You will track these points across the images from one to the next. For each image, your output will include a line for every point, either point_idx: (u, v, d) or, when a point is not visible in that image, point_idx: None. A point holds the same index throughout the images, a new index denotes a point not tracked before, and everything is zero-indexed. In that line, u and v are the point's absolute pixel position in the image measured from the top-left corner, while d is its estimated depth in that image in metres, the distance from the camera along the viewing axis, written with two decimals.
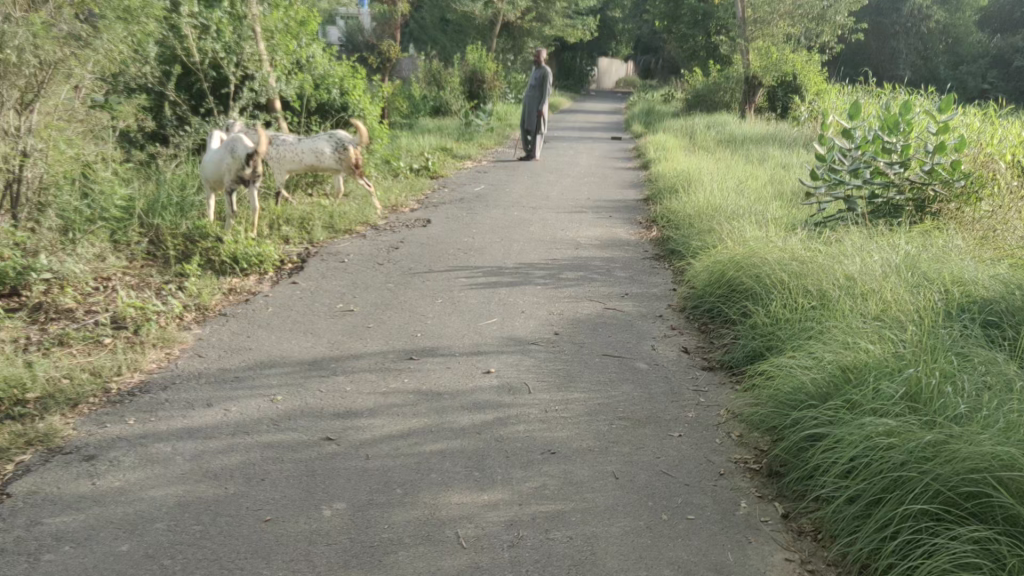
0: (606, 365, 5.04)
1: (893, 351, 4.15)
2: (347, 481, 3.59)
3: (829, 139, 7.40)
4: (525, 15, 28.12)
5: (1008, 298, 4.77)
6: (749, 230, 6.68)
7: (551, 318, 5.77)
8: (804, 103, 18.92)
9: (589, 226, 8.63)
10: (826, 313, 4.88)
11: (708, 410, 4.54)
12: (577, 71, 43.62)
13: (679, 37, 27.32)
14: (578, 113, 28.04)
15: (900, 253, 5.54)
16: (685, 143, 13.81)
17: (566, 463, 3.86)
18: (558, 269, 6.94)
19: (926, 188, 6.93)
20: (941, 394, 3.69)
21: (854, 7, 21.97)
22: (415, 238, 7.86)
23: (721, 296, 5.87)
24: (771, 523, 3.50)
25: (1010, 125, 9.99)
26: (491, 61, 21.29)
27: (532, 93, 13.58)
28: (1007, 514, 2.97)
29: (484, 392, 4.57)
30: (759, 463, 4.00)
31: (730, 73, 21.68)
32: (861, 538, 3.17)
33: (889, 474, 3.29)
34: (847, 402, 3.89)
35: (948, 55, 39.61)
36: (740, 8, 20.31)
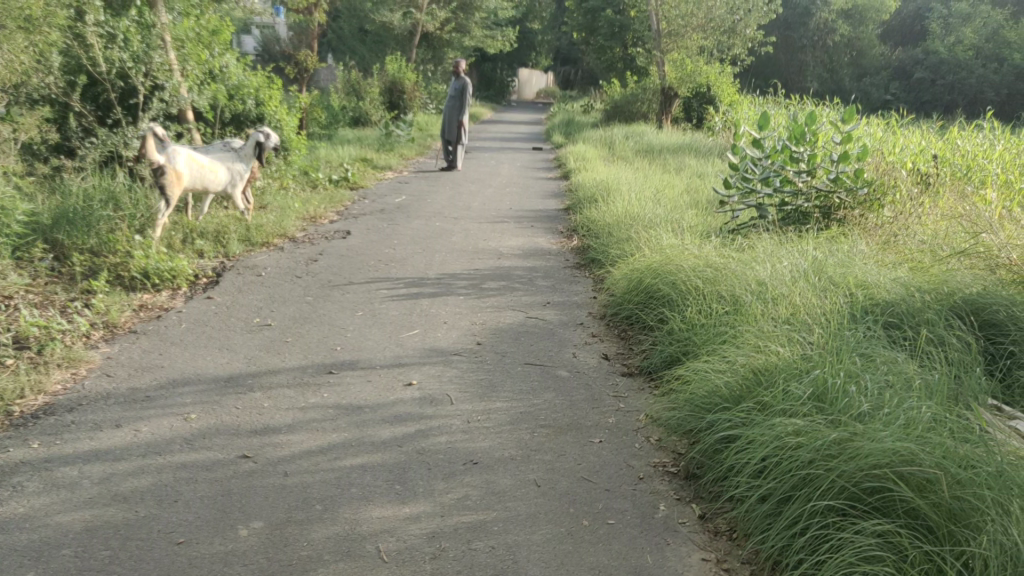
0: (528, 373, 5.08)
1: (800, 353, 4.31)
2: (264, 499, 3.54)
3: (740, 148, 7.60)
4: (444, 26, 28.12)
5: (907, 300, 4.99)
6: (665, 237, 6.84)
7: (473, 329, 5.79)
8: (718, 113, 19.42)
9: (511, 236, 8.68)
10: (738, 318, 5.04)
11: (627, 415, 4.62)
12: (498, 82, 43.86)
13: (598, 49, 27.76)
14: (500, 124, 28.20)
15: (808, 258, 5.75)
16: (604, 153, 14.05)
17: (488, 473, 3.88)
18: (480, 280, 6.97)
19: (832, 196, 7.23)
20: (846, 394, 3.84)
21: (763, 20, 22.47)
22: (334, 251, 7.79)
23: (639, 303, 5.99)
24: (688, 524, 3.59)
25: (910, 134, 10.51)
26: (411, 72, 21.23)
27: (452, 103, 13.60)
28: (908, 507, 3.09)
29: (406, 404, 4.56)
30: (677, 466, 4.09)
31: (647, 84, 22.11)
32: (773, 535, 3.28)
33: (798, 472, 3.42)
34: (758, 404, 4.03)
35: (853, 68, 41.23)
36: (655, 21, 20.74)
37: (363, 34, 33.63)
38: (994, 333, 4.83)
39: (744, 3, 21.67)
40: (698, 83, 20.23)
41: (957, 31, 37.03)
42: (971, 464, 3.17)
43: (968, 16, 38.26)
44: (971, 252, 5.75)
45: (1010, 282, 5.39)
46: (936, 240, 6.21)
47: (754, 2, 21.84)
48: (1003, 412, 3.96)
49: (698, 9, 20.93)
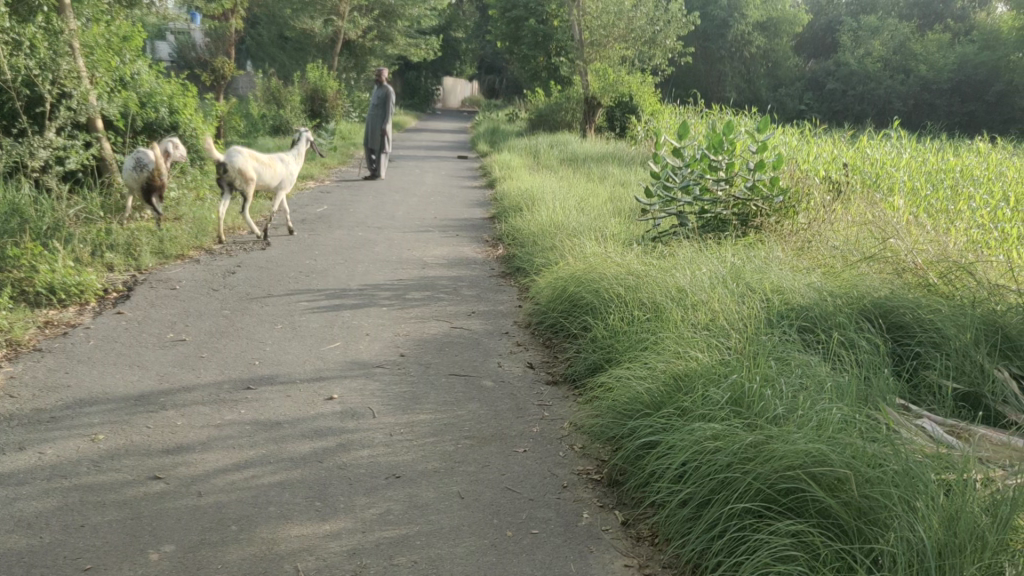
0: (452, 384, 5.05)
1: (718, 358, 4.40)
2: (177, 521, 3.43)
3: (661, 157, 7.72)
4: (367, 34, 27.91)
5: (820, 305, 5.15)
6: (588, 245, 6.92)
7: (396, 340, 5.74)
8: (640, 122, 19.76)
9: (435, 245, 8.65)
10: (659, 324, 5.11)
11: (552, 423, 4.64)
12: (422, 91, 43.76)
13: (522, 58, 27.94)
14: (425, 132, 28.13)
15: (726, 265, 5.90)
16: (529, 162, 14.13)
17: (411, 487, 3.84)
18: (404, 290, 6.92)
19: (749, 204, 7.43)
20: (761, 397, 3.93)
21: (681, 31, 22.74)
22: (253, 262, 7.63)
23: (563, 311, 6.03)
24: (611, 531, 3.61)
25: (824, 143, 10.87)
26: (332, 80, 21.00)
27: (375, 112, 13.47)
28: (819, 507, 3.18)
29: (327, 418, 4.49)
30: (600, 473, 4.12)
31: (570, 93, 22.32)
32: (693, 539, 3.33)
33: (716, 475, 3.48)
34: (678, 409, 4.10)
35: (769, 78, 42.38)
36: (578, 31, 20.97)
37: (283, 40, 33.03)
38: (901, 334, 5.00)
39: (663, 14, 22.17)
40: (620, 92, 20.50)
41: (866, 43, 38.59)
42: (879, 462, 3.27)
43: (876, 29, 39.86)
44: (879, 257, 5.97)
45: (915, 286, 5.62)
46: (847, 245, 6.40)
47: (673, 13, 22.35)
48: (910, 411, 4.10)
49: (619, 20, 21.20)
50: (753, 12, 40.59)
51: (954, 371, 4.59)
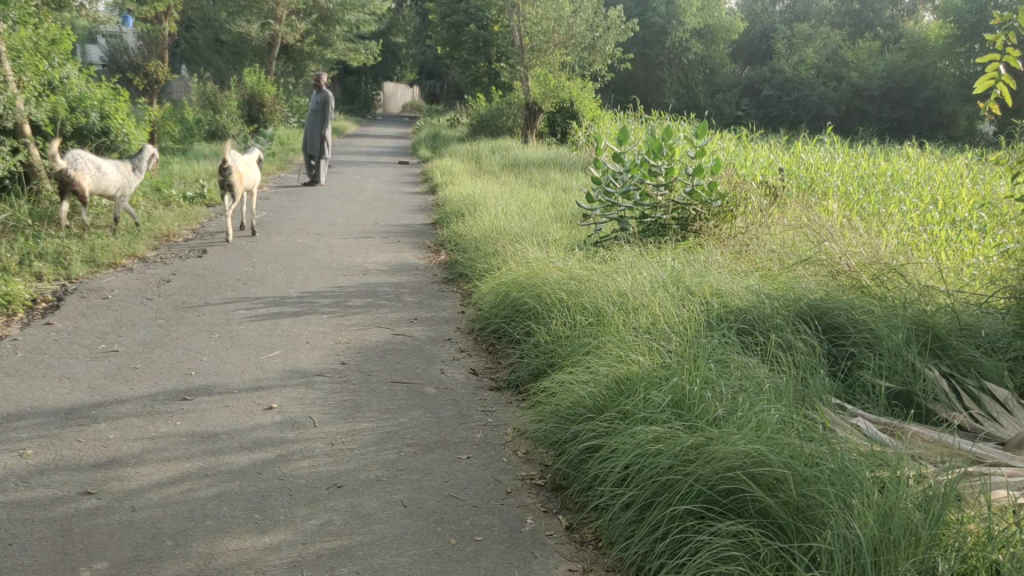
0: (395, 392, 4.99)
1: (659, 361, 4.44)
2: (110, 538, 3.32)
3: (602, 162, 7.78)
4: (305, 38, 27.57)
5: (758, 307, 5.23)
6: (531, 251, 6.93)
7: (337, 348, 5.65)
8: (581, 128, 19.90)
9: (376, 252, 8.56)
10: (602, 328, 5.14)
11: (496, 429, 4.62)
12: (362, 96, 43.42)
13: (462, 63, 27.93)
14: (365, 137, 27.89)
15: (666, 268, 5.97)
16: (471, 167, 14.12)
17: (353, 496, 3.78)
18: (345, 297, 6.84)
19: (688, 208, 7.54)
20: (702, 399, 3.98)
21: (620, 37, 23.03)
22: (189, 270, 7.47)
23: (506, 317, 6.02)
24: (555, 536, 3.61)
25: (760, 148, 11.10)
26: (270, 84, 20.69)
27: (314, 117, 13.28)
28: (759, 507, 3.22)
29: (265, 429, 4.39)
30: (544, 478, 4.12)
31: (511, 98, 22.35)
32: (636, 541, 3.35)
33: (658, 478, 3.51)
34: (621, 412, 4.12)
35: (706, 85, 43.12)
36: (518, 37, 21.01)
37: (219, 44, 32.38)
38: (836, 335, 5.11)
39: (602, 20, 22.39)
40: (561, 98, 20.61)
41: (800, 51, 39.52)
42: (816, 462, 3.32)
43: (809, 37, 40.89)
44: (814, 260, 6.09)
45: (849, 287, 5.73)
46: (784, 248, 6.52)
47: (613, 20, 22.62)
48: (845, 410, 4.18)
49: (559, 26, 21.33)
50: (691, 20, 41.21)
51: (887, 370, 4.70)
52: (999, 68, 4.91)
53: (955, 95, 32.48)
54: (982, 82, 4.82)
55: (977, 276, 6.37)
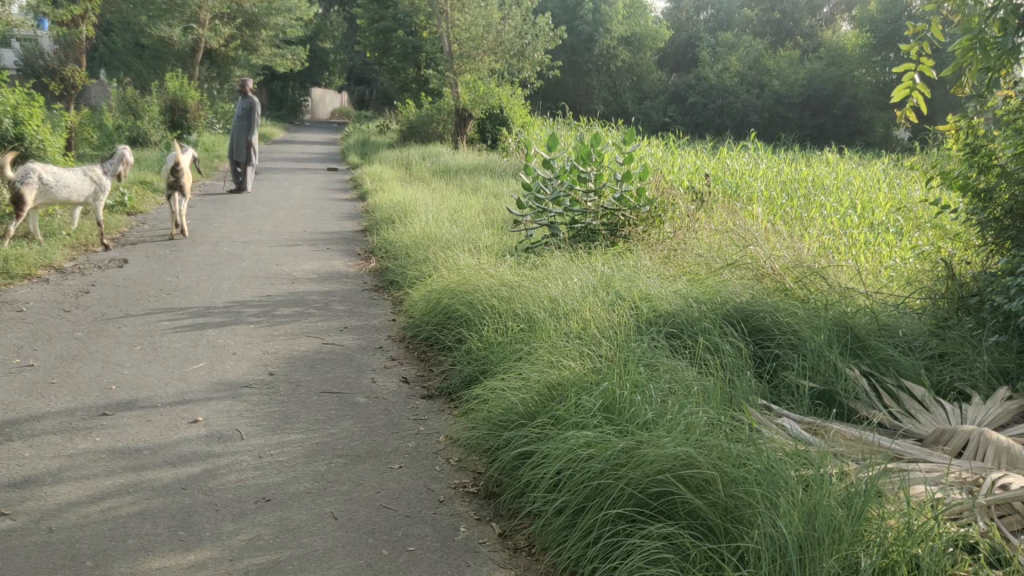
0: (325, 402, 4.92)
1: (589, 366, 4.47)
2: (24, 560, 3.18)
3: (531, 168, 7.81)
4: (229, 43, 27.03)
5: (686, 310, 5.31)
6: (462, 257, 6.92)
7: (265, 358, 5.54)
8: (511, 134, 20.01)
9: (304, 260, 8.43)
10: (533, 334, 5.15)
11: (428, 438, 4.58)
12: (290, 102, 42.81)
13: (391, 69, 27.76)
14: (293, 143, 27.46)
15: (596, 274, 6.02)
16: (401, 173, 14.03)
17: (282, 510, 3.71)
18: (272, 306, 6.71)
19: (617, 214, 7.64)
20: (632, 403, 4.02)
21: (549, 44, 23.21)
22: (109, 281, 7.23)
23: (437, 324, 5.99)
24: (488, 544, 3.59)
25: (687, 154, 11.31)
26: (194, 90, 20.23)
27: (239, 123, 13.00)
28: (687, 508, 3.28)
29: (190, 443, 4.28)
30: (477, 485, 4.10)
31: (441, 104, 22.31)
32: (569, 546, 3.36)
33: (589, 482, 3.53)
34: (553, 418, 4.14)
35: (634, 92, 43.76)
36: (447, 43, 20.98)
37: (139, 48, 31.44)
38: (762, 337, 5.23)
39: (531, 27, 22.60)
40: (491, 104, 20.67)
41: (724, 58, 40.47)
42: (743, 462, 3.39)
43: (732, 46, 41.85)
44: (739, 264, 6.21)
45: (774, 289, 5.87)
46: (711, 253, 6.64)
47: (541, 27, 22.86)
48: (771, 411, 4.28)
49: (488, 32, 21.33)
50: (618, 27, 41.70)
51: (811, 371, 4.83)
52: (914, 77, 5.08)
53: (871, 101, 33.91)
54: (898, 91, 4.98)
55: (895, 277, 6.60)
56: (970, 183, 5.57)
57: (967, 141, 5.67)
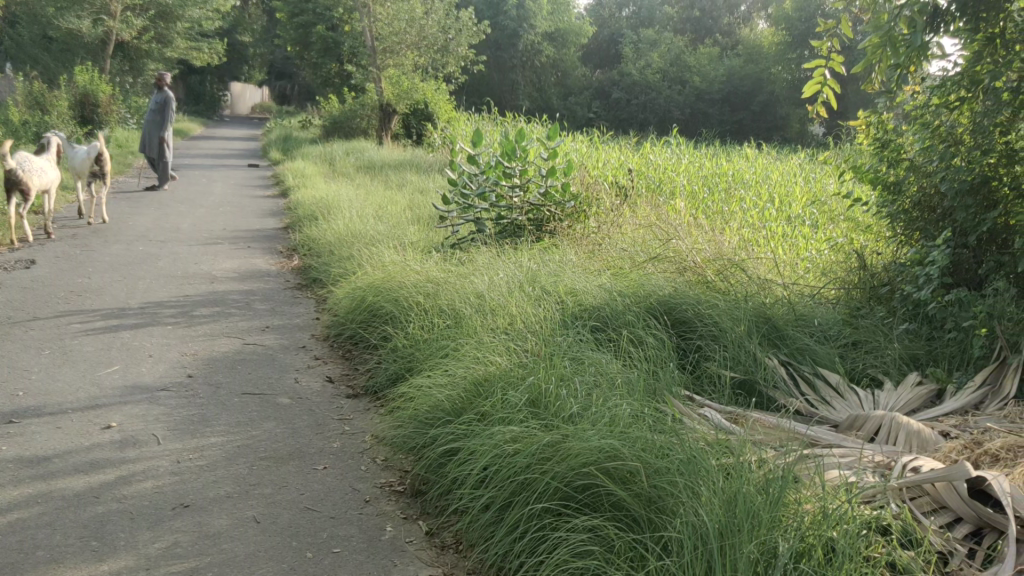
0: (246, 404, 4.81)
1: (515, 361, 4.47)
2: None
3: (456, 164, 7.79)
4: (142, 35, 26.16)
5: (611, 304, 5.36)
6: (387, 254, 6.85)
7: (183, 360, 5.39)
8: (436, 130, 19.98)
9: (224, 258, 8.23)
10: (459, 331, 5.13)
11: (353, 437, 4.53)
12: (208, 96, 41.75)
13: (312, 64, 27.32)
14: (211, 139, 26.73)
15: (523, 269, 6.04)
16: (324, 169, 13.82)
17: (202, 515, 3.61)
18: (190, 306, 6.53)
19: (542, 209, 7.69)
20: (558, 397, 4.05)
21: (473, 40, 23.21)
22: (16, 282, 6.93)
23: (362, 322, 5.92)
24: (414, 543, 3.56)
25: (611, 150, 11.43)
26: (104, 85, 19.52)
27: (152, 118, 12.56)
28: (611, 500, 3.31)
29: (103, 449, 4.13)
30: (403, 484, 4.07)
31: (364, 100, 22.07)
32: (496, 542, 3.36)
33: (515, 477, 3.54)
34: (479, 414, 4.14)
35: (558, 87, 44.06)
36: (370, 38, 20.74)
37: (45, 40, 30.13)
38: (685, 328, 5.31)
39: (454, 22, 22.54)
40: (415, 100, 20.58)
41: (646, 55, 41.07)
42: (666, 453, 3.44)
43: (654, 43, 42.47)
44: (662, 257, 6.30)
45: (695, 282, 5.98)
46: (635, 247, 6.69)
47: (464, 22, 22.89)
48: (693, 402, 4.36)
49: (410, 27, 21.15)
50: (542, 23, 41.82)
51: (732, 361, 4.92)
52: (824, 73, 5.24)
53: (787, 99, 35.58)
54: (810, 87, 5.12)
55: (811, 268, 6.80)
56: (880, 176, 5.78)
57: (877, 135, 5.86)
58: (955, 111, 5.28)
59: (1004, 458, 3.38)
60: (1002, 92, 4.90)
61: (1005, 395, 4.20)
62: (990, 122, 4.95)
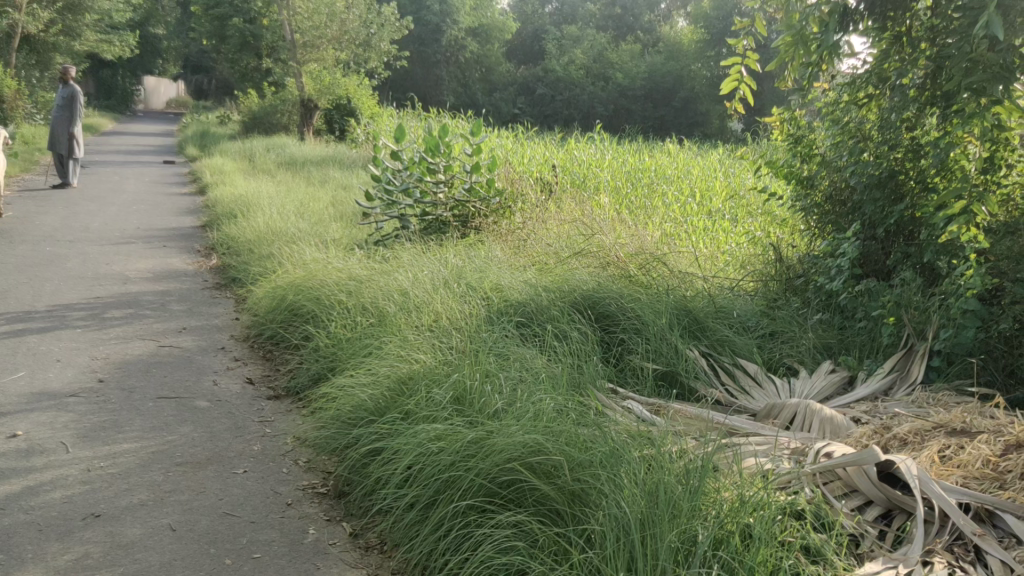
0: (161, 408, 4.66)
1: (440, 359, 4.44)
2: None
3: (380, 159, 7.73)
4: (48, 28, 25.08)
5: (535, 299, 5.38)
6: (308, 252, 6.73)
7: (93, 364, 5.20)
8: (359, 126, 19.74)
9: (137, 258, 7.98)
10: (383, 328, 5.07)
11: (274, 439, 4.43)
12: (120, 90, 40.39)
13: (229, 58, 26.65)
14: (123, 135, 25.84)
15: (448, 265, 6.00)
16: (244, 165, 13.51)
17: (114, 524, 3.49)
18: (101, 309, 6.31)
19: (467, 205, 7.68)
20: (483, 394, 4.04)
21: (396, 35, 23.07)
22: None
23: (282, 321, 5.81)
24: (338, 545, 3.51)
25: (535, 146, 11.49)
26: (9, 79, 18.66)
27: (60, 114, 12.20)
28: (535, 495, 3.32)
29: (8, 459, 3.95)
30: (326, 485, 4.00)
31: (285, 96, 21.71)
32: (420, 541, 3.33)
33: (440, 475, 3.52)
34: (403, 413, 4.11)
35: (483, 83, 44.01)
36: (289, 31, 20.34)
37: None
38: (608, 322, 5.36)
39: (376, 17, 22.32)
40: (337, 95, 20.35)
41: (569, 51, 41.38)
42: (588, 446, 3.47)
43: (578, 39, 42.84)
44: (587, 253, 6.34)
45: (619, 277, 6.03)
46: (559, 242, 6.72)
47: (386, 17, 22.69)
48: (617, 394, 4.41)
49: (331, 21, 20.81)
50: (465, 18, 41.69)
51: (654, 354, 4.99)
52: (740, 70, 5.35)
53: (707, 95, 36.50)
54: (727, 83, 5.19)
55: (730, 262, 6.95)
56: (794, 171, 5.95)
57: (790, 131, 6.05)
58: (864, 107, 5.49)
59: (912, 442, 3.50)
60: (908, 89, 5.01)
61: (912, 381, 4.37)
62: (897, 118, 5.13)
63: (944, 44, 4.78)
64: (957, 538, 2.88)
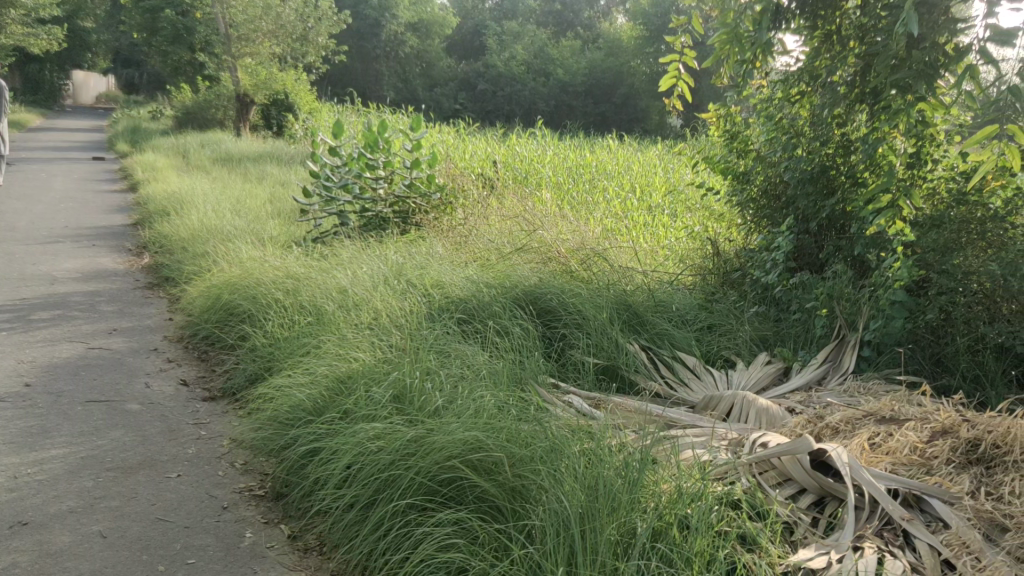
0: (91, 412, 4.52)
1: (379, 357, 4.39)
2: None
3: (318, 155, 7.64)
4: None
5: (476, 296, 5.36)
6: (243, 250, 6.60)
7: (19, 368, 5.01)
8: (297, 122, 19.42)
9: (65, 258, 7.73)
10: (321, 327, 4.99)
11: (210, 441, 4.34)
12: (48, 86, 39.11)
13: (161, 51, 25.95)
14: (49, 131, 25.02)
15: (388, 263, 5.94)
16: (177, 162, 13.18)
17: (42, 533, 3.37)
18: (27, 310, 6.09)
19: (407, 201, 7.63)
20: (423, 392, 4.00)
21: (334, 29, 22.72)
22: None
23: (218, 321, 5.70)
24: (275, 548, 3.44)
25: (475, 141, 11.45)
26: None
27: None
28: (475, 492, 3.30)
29: None
30: (264, 487, 3.92)
31: (220, 91, 21.24)
32: (360, 542, 3.29)
33: (380, 474, 3.48)
34: (341, 412, 4.05)
35: (424, 79, 43.71)
36: (223, 25, 19.90)
37: None
38: (550, 318, 5.36)
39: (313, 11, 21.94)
40: (273, 90, 19.98)
41: (510, 47, 41.34)
42: (529, 441, 3.46)
43: (519, 35, 42.83)
44: (528, 248, 6.34)
45: (560, 272, 6.06)
46: (501, 238, 6.72)
47: (323, 11, 22.32)
48: (558, 389, 4.42)
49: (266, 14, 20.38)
50: (405, 14, 41.33)
51: (595, 348, 5.01)
52: (678, 67, 5.40)
53: (647, 91, 36.80)
54: (665, 81, 5.21)
55: (670, 256, 7.03)
56: (730, 166, 6.03)
57: (726, 127, 6.11)
58: (796, 103, 5.59)
59: (843, 430, 3.58)
60: (838, 86, 5.10)
61: (844, 371, 4.47)
62: (829, 114, 5.22)
63: (872, 41, 4.92)
64: (886, 523, 2.95)
